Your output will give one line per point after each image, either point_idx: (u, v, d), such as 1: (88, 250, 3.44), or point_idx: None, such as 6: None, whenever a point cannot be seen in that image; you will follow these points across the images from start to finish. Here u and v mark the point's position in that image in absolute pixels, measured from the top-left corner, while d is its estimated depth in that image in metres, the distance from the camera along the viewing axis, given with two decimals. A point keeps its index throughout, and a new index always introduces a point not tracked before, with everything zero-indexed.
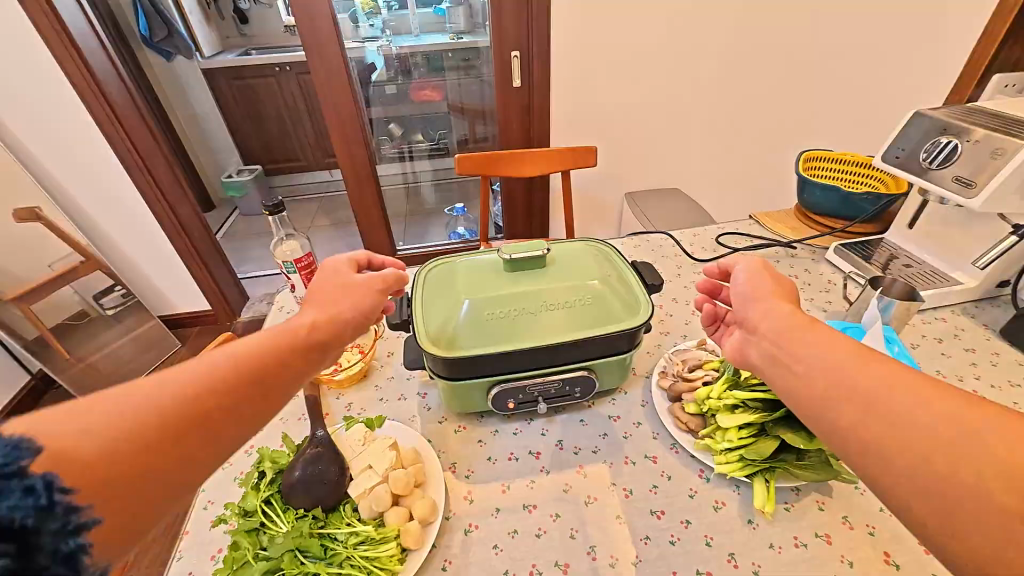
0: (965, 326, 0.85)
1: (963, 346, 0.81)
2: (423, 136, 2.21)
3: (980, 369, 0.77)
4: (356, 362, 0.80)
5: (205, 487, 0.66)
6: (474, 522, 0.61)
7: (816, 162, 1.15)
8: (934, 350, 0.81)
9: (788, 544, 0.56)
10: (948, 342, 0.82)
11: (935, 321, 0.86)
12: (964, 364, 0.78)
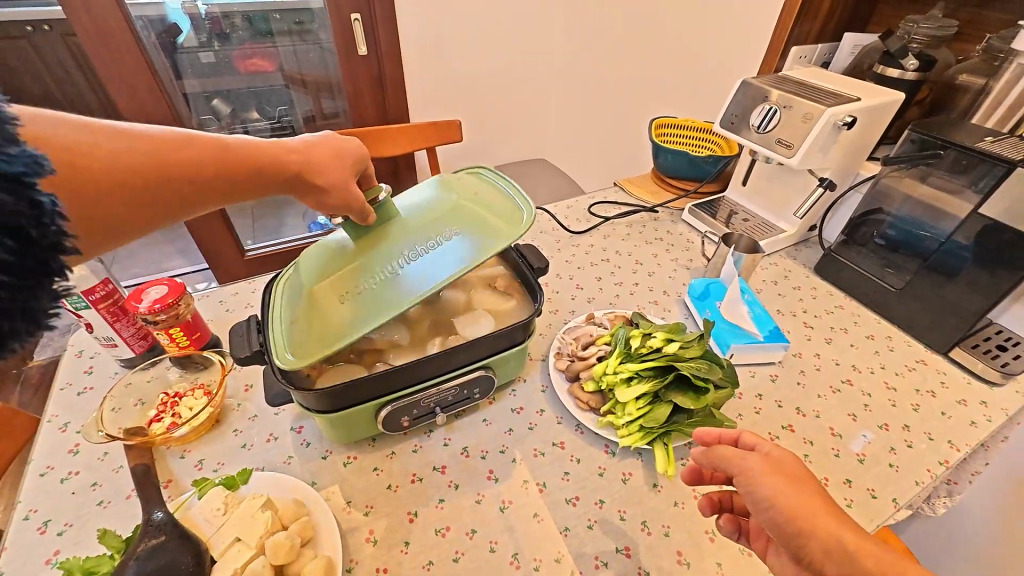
0: (792, 270, 1.00)
1: (795, 287, 0.96)
2: (259, 113, 1.78)
3: (807, 305, 0.92)
4: (202, 409, 0.64)
5: None
6: (383, 566, 0.54)
7: (665, 127, 1.23)
8: (776, 294, 0.94)
9: (689, 497, 0.60)
10: (784, 285, 0.96)
11: (772, 267, 1.00)
12: (797, 304, 0.92)
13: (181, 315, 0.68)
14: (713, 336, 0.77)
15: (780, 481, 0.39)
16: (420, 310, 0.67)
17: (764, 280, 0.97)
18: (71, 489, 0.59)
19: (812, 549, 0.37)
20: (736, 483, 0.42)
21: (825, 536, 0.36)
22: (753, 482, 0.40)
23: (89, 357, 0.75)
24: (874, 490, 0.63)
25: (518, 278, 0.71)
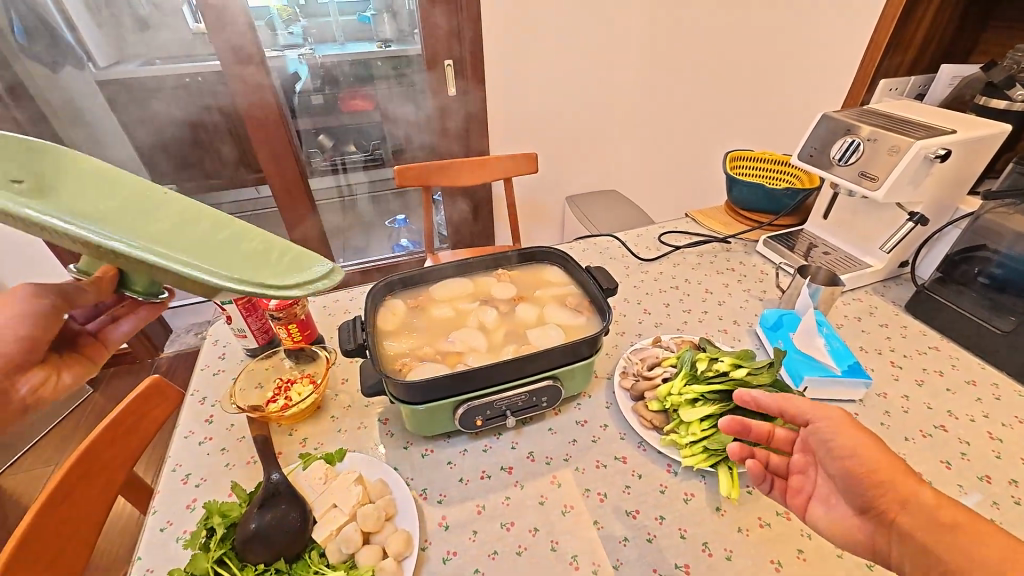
0: (881, 307, 0.95)
1: (882, 325, 0.91)
2: (356, 146, 2.07)
3: (896, 345, 0.86)
4: (308, 394, 0.74)
5: (140, 556, 0.58)
6: (451, 549, 0.59)
7: (740, 161, 1.24)
8: (860, 331, 0.89)
9: (755, 525, 0.60)
10: (870, 322, 0.91)
11: (856, 304, 0.96)
12: (885, 343, 0.87)
13: (297, 314, 0.80)
14: (785, 367, 0.76)
15: (867, 440, 0.50)
16: (497, 321, 0.74)
17: (848, 317, 0.93)
18: (206, 450, 0.71)
19: (895, 497, 0.47)
20: (819, 434, 0.53)
21: (905, 489, 0.46)
22: (847, 434, 0.51)
23: (222, 345, 0.91)
24: None
25: (588, 296, 0.75)
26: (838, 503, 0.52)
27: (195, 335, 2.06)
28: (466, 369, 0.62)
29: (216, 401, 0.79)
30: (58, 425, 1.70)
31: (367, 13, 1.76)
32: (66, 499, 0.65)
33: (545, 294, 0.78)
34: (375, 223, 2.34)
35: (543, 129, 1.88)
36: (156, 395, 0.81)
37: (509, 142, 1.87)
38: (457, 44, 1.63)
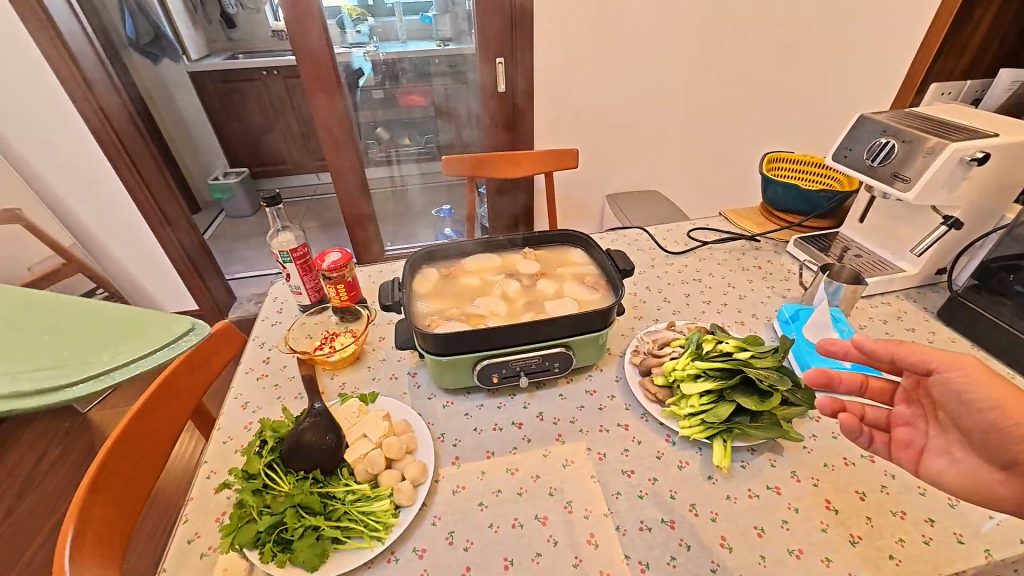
0: (912, 313, 0.93)
1: (910, 330, 0.90)
2: (411, 139, 2.25)
3: None
4: (349, 344, 0.85)
5: (207, 459, 0.71)
6: (461, 484, 0.66)
7: (778, 162, 1.25)
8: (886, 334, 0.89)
9: (743, 495, 0.63)
10: (897, 326, 0.90)
11: (886, 307, 0.95)
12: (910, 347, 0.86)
13: (346, 276, 0.90)
14: (795, 358, 0.78)
15: (1005, 392, 0.51)
16: (519, 291, 0.81)
17: (875, 319, 0.92)
18: (263, 384, 0.83)
19: None
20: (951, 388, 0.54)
21: None
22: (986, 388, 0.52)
23: (281, 302, 1.04)
24: (962, 536, 0.58)
25: (605, 276, 0.81)
26: (962, 455, 0.56)
27: (255, 304, 2.27)
28: (486, 328, 0.70)
29: (273, 346, 0.92)
30: None
31: (428, 14, 1.89)
32: (151, 414, 0.77)
33: (566, 272, 0.84)
34: (421, 212, 2.47)
35: (586, 127, 1.93)
36: (226, 337, 0.93)
37: (552, 139, 1.94)
38: (509, 42, 1.71)
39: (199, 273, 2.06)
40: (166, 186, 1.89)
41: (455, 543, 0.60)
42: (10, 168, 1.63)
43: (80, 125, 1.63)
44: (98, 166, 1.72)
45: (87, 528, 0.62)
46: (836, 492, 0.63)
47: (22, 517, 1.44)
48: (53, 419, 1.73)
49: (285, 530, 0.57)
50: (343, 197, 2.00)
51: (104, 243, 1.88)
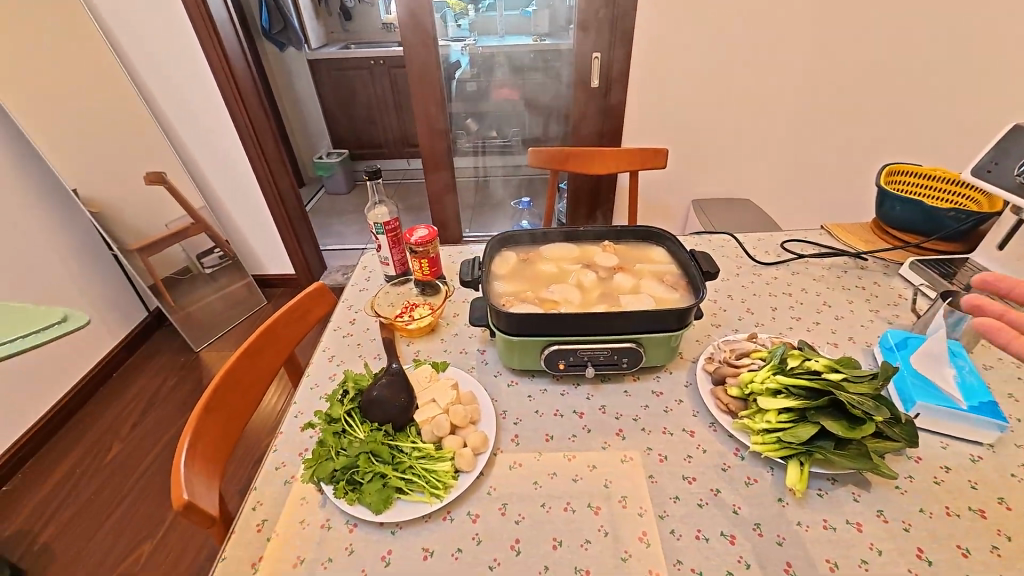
0: None
1: None
2: (497, 133, 2.29)
3: None
4: (427, 315, 0.90)
5: (296, 400, 0.80)
6: (518, 461, 0.68)
7: (897, 175, 1.11)
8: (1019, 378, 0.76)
9: (816, 524, 0.59)
10: None
11: None
12: None
13: (430, 252, 0.95)
14: (895, 388, 0.70)
15: None
16: (594, 283, 0.81)
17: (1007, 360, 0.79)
18: (348, 342, 0.91)
19: None
20: None
21: None
22: None
23: (370, 271, 1.13)
24: None
25: (686, 277, 0.79)
26: None
27: (343, 275, 2.46)
28: (559, 313, 0.70)
29: (359, 309, 1.01)
30: (241, 323, 2.19)
31: (530, 8, 1.91)
32: (256, 354, 0.87)
33: (645, 269, 0.82)
34: (501, 202, 2.52)
35: (679, 127, 1.85)
36: (321, 296, 1.01)
37: (641, 137, 1.89)
38: (607, 37, 1.69)
39: (294, 228, 2.23)
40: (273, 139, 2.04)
41: (508, 515, 0.62)
42: (164, 139, 1.92)
43: (220, 104, 1.88)
44: (230, 141, 1.97)
45: (200, 441, 0.72)
46: (931, 544, 0.56)
47: (144, 432, 1.70)
48: (173, 354, 2.02)
49: (357, 472, 0.62)
50: (431, 183, 2.10)
51: (227, 208, 2.15)
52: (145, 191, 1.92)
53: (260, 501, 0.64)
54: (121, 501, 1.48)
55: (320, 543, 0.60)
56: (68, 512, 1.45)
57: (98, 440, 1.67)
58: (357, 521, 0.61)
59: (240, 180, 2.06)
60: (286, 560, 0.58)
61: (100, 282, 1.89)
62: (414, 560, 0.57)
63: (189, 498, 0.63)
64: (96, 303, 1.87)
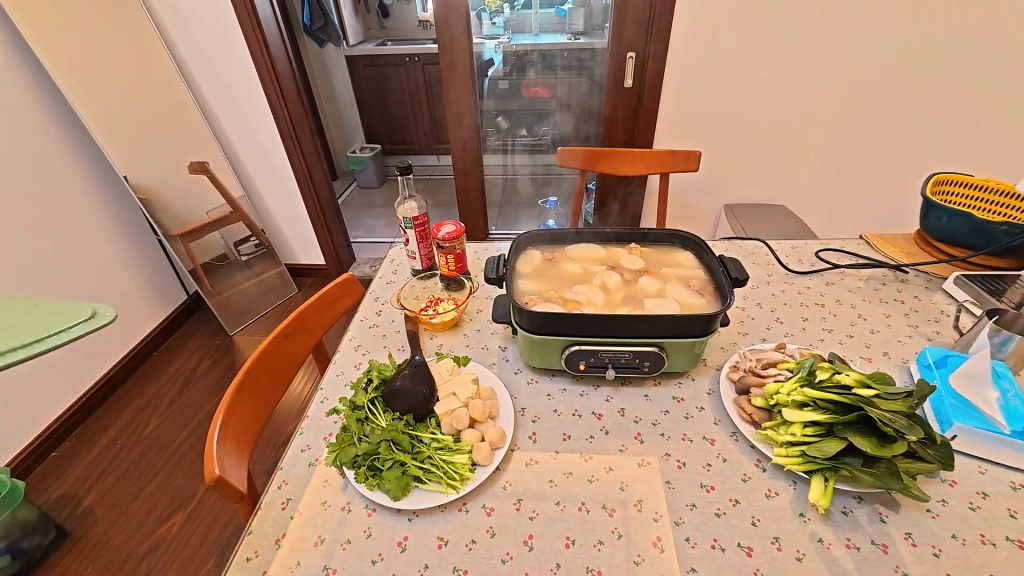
0: None
1: None
2: (528, 131, 2.31)
3: None
4: (451, 310, 0.91)
5: (323, 386, 0.82)
6: (534, 458, 0.69)
7: (945, 186, 1.06)
8: None
9: (838, 542, 0.57)
10: None
11: None
12: None
13: (456, 248, 0.97)
14: (931, 407, 0.67)
15: None
16: (618, 285, 0.80)
17: None
18: (373, 333, 0.93)
19: None
20: None
21: None
22: None
23: (396, 265, 1.15)
24: None
25: (714, 283, 0.77)
26: None
27: (370, 267, 2.52)
28: (581, 313, 0.70)
29: (385, 301, 1.03)
30: (272, 310, 2.27)
31: (565, 7, 1.93)
32: (286, 339, 0.90)
33: (671, 272, 0.82)
34: (528, 201, 2.53)
35: (713, 129, 1.81)
36: (349, 286, 1.04)
37: (674, 139, 1.85)
38: (643, 37, 1.66)
39: (327, 217, 2.30)
40: (310, 130, 2.10)
41: (522, 511, 0.62)
42: (209, 132, 2.01)
43: (262, 100, 1.95)
44: (270, 135, 2.04)
45: (231, 419, 0.76)
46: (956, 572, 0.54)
47: (179, 408, 1.78)
48: (208, 337, 2.11)
49: (378, 459, 0.64)
50: (459, 180, 2.12)
51: (264, 199, 2.23)
52: (189, 180, 2.01)
53: (285, 480, 0.67)
54: (156, 473, 1.56)
55: (339, 525, 0.62)
56: (109, 480, 1.54)
57: (137, 414, 1.77)
58: (376, 506, 0.63)
59: (279, 169, 2.13)
60: (307, 539, 0.60)
61: (145, 265, 1.99)
62: (429, 548, 0.59)
63: (220, 474, 0.66)
64: (140, 285, 1.98)
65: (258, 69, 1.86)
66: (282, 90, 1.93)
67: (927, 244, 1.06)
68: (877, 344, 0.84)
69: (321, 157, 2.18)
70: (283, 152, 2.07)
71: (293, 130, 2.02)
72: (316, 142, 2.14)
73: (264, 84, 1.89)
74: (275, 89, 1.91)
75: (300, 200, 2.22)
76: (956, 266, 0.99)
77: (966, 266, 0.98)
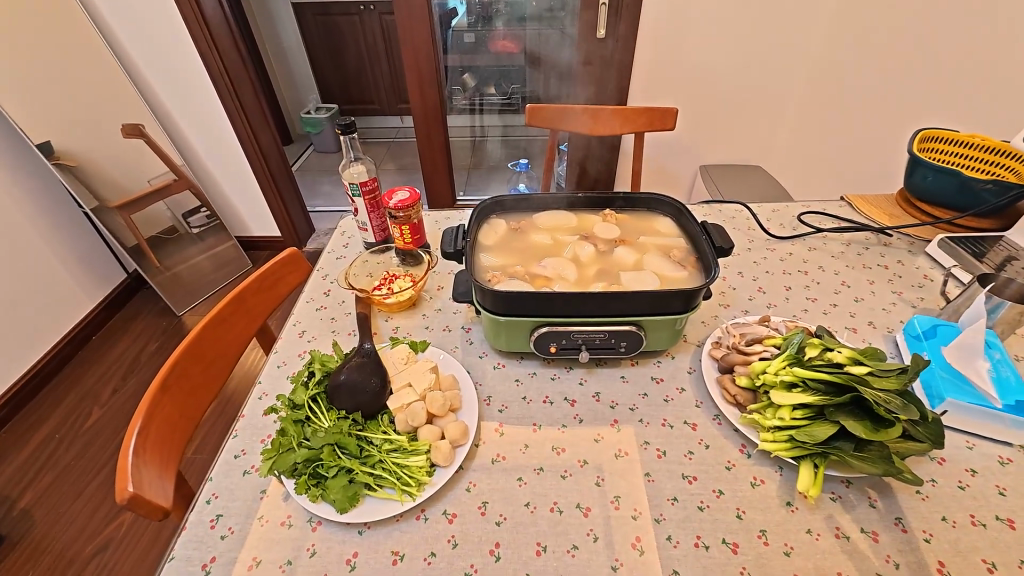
0: None
1: None
2: (496, 89, 2.19)
3: None
4: (407, 288, 0.81)
5: (261, 379, 0.72)
6: (501, 454, 0.62)
7: (933, 143, 1.01)
8: None
9: (828, 532, 0.53)
10: None
11: None
12: None
13: (412, 217, 0.87)
14: (921, 382, 0.63)
15: None
16: (592, 257, 0.73)
17: None
18: (321, 316, 0.83)
19: None
20: None
21: None
22: None
23: (348, 237, 1.04)
24: None
25: (697, 253, 0.70)
26: None
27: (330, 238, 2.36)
28: (549, 292, 0.62)
29: (334, 280, 0.92)
30: (225, 286, 2.10)
31: None
32: (225, 326, 0.79)
33: (649, 242, 0.74)
34: (498, 165, 2.45)
35: (690, 84, 1.70)
36: (293, 263, 0.91)
37: (647, 94, 1.73)
38: None
39: (281, 186, 2.11)
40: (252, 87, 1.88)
41: (487, 516, 0.56)
42: (132, 89, 1.76)
43: (191, 51, 1.72)
44: (204, 89, 1.80)
45: (152, 425, 0.65)
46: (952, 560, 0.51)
47: (124, 397, 1.65)
48: (154, 318, 1.94)
49: (321, 466, 0.56)
50: (421, 139, 1.93)
51: (205, 163, 2.00)
52: (121, 143, 1.78)
53: (215, 494, 0.58)
54: (101, 468, 1.44)
55: (279, 543, 0.54)
56: (47, 479, 1.42)
57: (78, 405, 1.62)
58: (321, 519, 0.55)
59: (219, 132, 1.91)
60: (241, 562, 0.53)
61: (70, 241, 1.77)
62: (382, 565, 0.52)
63: (135, 491, 0.56)
64: (70, 264, 1.77)
65: (184, 14, 1.62)
66: (214, 38, 1.69)
67: (912, 205, 1.01)
68: (860, 314, 0.79)
69: (268, 117, 1.97)
70: (223, 112, 1.85)
71: (232, 86, 1.79)
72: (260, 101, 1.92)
73: (192, 32, 1.66)
74: (205, 38, 1.67)
75: (246, 168, 2.01)
76: (942, 227, 0.94)
77: (952, 226, 0.93)
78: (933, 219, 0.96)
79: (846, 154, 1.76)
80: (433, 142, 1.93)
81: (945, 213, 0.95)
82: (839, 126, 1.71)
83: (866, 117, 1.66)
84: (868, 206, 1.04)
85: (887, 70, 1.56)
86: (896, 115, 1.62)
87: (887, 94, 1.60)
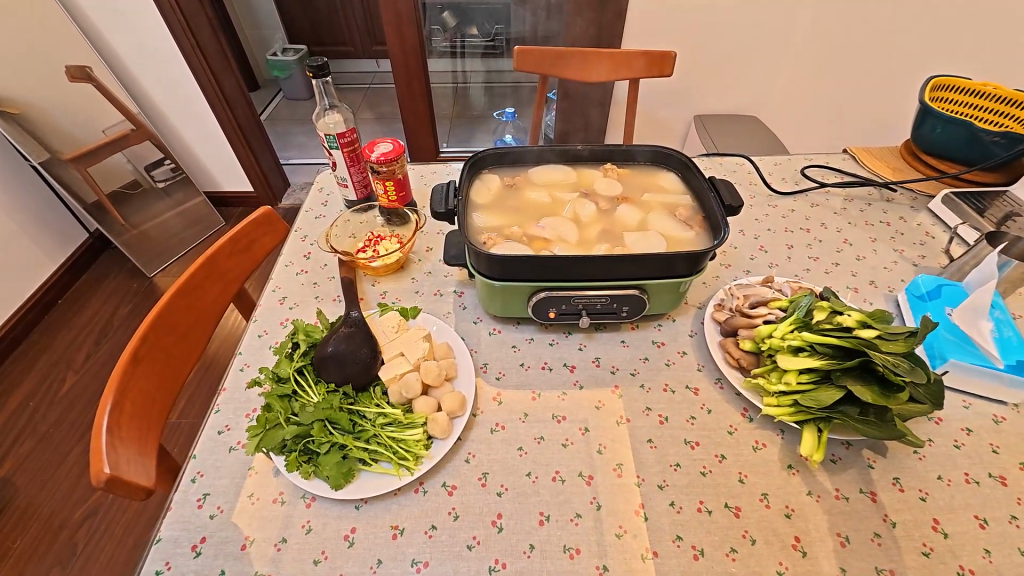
0: None
1: None
2: (478, 30, 2.04)
3: None
4: (394, 251, 0.76)
5: (241, 350, 0.68)
6: (501, 423, 0.60)
7: (942, 93, 0.97)
8: None
9: (827, 494, 0.53)
10: None
11: None
12: None
13: (396, 172, 0.79)
14: (923, 343, 0.63)
15: None
16: (593, 216, 0.69)
17: None
18: (303, 281, 0.78)
19: None
20: None
21: None
22: None
23: (327, 193, 0.96)
24: None
25: (703, 211, 0.66)
26: None
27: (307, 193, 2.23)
28: (549, 256, 0.58)
29: (314, 241, 0.86)
30: (199, 245, 1.99)
31: None
32: (196, 292, 0.73)
33: (653, 199, 0.69)
34: (483, 113, 2.32)
35: (690, 24, 1.55)
36: (269, 223, 0.84)
37: (643, 36, 1.60)
38: None
39: (250, 137, 1.95)
40: (207, 24, 1.68)
41: (488, 487, 0.54)
42: (70, 25, 1.56)
43: None
44: (154, 27, 1.61)
45: (126, 401, 0.60)
46: (947, 516, 0.52)
47: (100, 362, 1.59)
48: (124, 280, 1.84)
49: (312, 442, 0.53)
50: (400, 84, 1.79)
51: (164, 111, 1.83)
52: (65, 87, 1.60)
53: (200, 472, 0.55)
54: (83, 434, 1.41)
55: (272, 521, 0.52)
56: (27, 446, 1.38)
57: (51, 370, 1.56)
58: (315, 495, 0.53)
59: (175, 76, 1.74)
60: (234, 541, 0.51)
61: (20, 199, 1.62)
62: (382, 540, 0.51)
63: (112, 472, 0.52)
64: (23, 224, 1.64)
65: None
66: None
67: (919, 158, 0.98)
68: (861, 273, 0.77)
69: (229, 59, 1.78)
70: (178, 53, 1.67)
71: (185, 21, 1.60)
72: (218, 40, 1.73)
73: None
74: None
75: (208, 116, 1.85)
76: (948, 182, 0.91)
77: (959, 181, 0.91)
78: (940, 174, 0.93)
79: (845, 102, 1.70)
80: (414, 89, 1.80)
81: (952, 168, 0.92)
82: (843, 73, 1.62)
83: (869, 62, 1.58)
84: (874, 159, 1.00)
85: (898, 10, 1.45)
86: (899, 58, 1.56)
87: (893, 38, 1.52)
